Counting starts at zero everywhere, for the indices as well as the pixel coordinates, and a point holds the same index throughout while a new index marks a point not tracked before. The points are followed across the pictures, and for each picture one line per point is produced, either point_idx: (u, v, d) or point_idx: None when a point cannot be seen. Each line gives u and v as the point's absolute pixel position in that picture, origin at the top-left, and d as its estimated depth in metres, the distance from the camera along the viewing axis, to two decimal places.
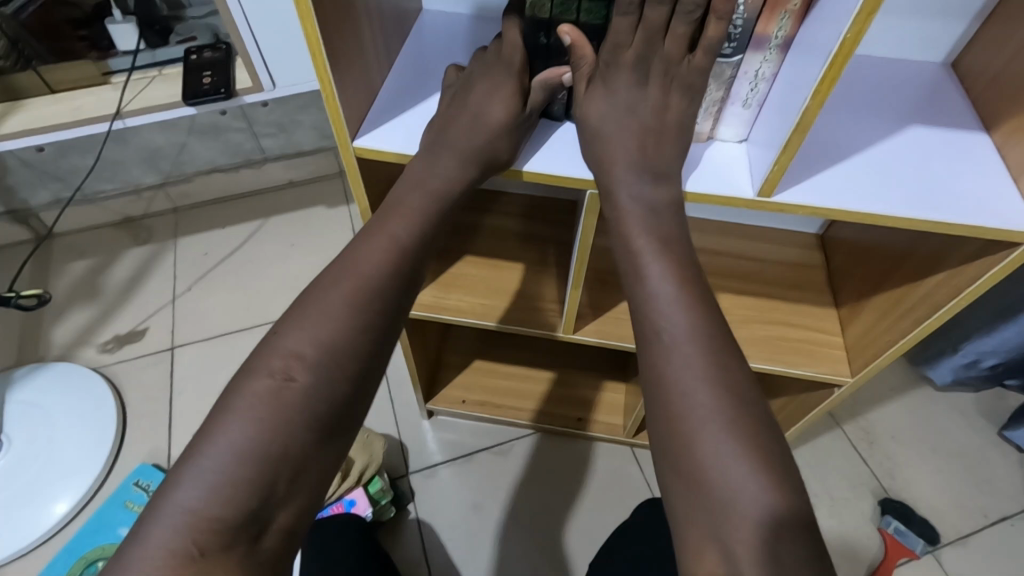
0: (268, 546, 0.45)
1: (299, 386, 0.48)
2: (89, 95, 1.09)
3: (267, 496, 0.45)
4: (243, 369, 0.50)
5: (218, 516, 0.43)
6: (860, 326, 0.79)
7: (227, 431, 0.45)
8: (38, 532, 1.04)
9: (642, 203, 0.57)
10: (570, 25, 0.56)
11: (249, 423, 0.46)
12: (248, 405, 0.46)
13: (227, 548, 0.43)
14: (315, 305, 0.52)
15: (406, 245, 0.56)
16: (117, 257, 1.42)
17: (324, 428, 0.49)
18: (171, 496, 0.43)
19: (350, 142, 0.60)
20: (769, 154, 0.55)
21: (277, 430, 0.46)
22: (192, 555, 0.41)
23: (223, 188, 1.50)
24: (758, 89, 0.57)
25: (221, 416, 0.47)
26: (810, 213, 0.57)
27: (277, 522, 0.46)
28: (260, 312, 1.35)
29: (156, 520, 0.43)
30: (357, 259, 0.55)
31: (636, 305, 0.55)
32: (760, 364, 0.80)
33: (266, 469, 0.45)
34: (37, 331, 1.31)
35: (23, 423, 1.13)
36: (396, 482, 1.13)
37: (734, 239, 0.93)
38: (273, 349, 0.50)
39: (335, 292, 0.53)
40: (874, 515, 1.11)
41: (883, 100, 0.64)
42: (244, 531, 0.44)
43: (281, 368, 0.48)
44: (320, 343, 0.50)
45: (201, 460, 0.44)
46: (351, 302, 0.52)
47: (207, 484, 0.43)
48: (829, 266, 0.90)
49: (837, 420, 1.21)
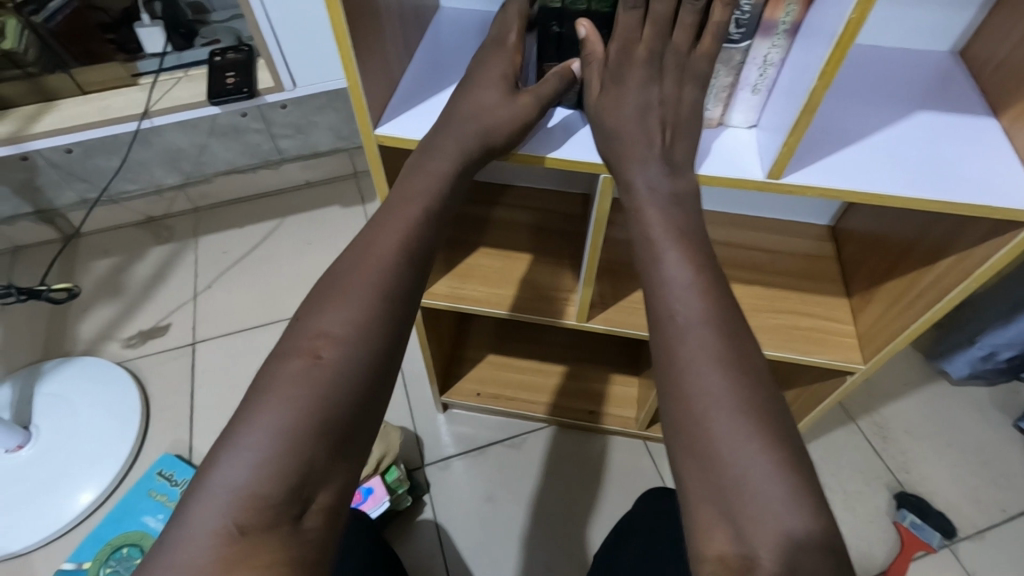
0: (312, 526, 0.46)
1: (327, 362, 0.50)
2: (118, 95, 1.13)
3: (308, 475, 0.46)
4: (273, 354, 0.51)
5: (261, 495, 0.44)
6: (872, 314, 0.79)
7: (265, 415, 0.46)
8: (66, 519, 1.07)
9: (655, 188, 0.58)
10: (585, 18, 0.59)
11: (284, 406, 0.47)
12: (282, 386, 0.48)
13: (270, 527, 0.44)
14: (346, 286, 0.54)
15: (424, 230, 0.58)
16: (140, 256, 1.46)
17: (355, 404, 0.50)
18: (210, 478, 0.45)
19: (372, 129, 0.63)
20: (778, 137, 0.57)
21: (308, 409, 0.47)
22: (234, 534, 0.43)
23: (242, 188, 1.54)
24: (767, 75, 0.58)
25: (257, 400, 0.48)
26: (819, 194, 0.58)
27: (318, 502, 0.47)
28: (279, 308, 1.38)
29: (198, 500, 0.44)
30: (371, 247, 0.56)
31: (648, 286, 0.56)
32: (773, 351, 0.81)
33: (307, 445, 0.46)
34: (64, 325, 1.35)
35: (50, 415, 1.17)
36: (412, 474, 1.14)
37: (744, 230, 0.94)
38: (306, 332, 0.52)
39: (351, 277, 0.54)
40: (889, 509, 1.11)
41: (891, 88, 0.65)
42: (287, 510, 0.45)
43: (309, 348, 0.51)
44: (346, 322, 0.52)
45: (239, 442, 0.46)
46: (376, 283, 0.54)
47: (247, 463, 0.45)
48: (840, 256, 0.90)
49: (850, 414, 1.21)
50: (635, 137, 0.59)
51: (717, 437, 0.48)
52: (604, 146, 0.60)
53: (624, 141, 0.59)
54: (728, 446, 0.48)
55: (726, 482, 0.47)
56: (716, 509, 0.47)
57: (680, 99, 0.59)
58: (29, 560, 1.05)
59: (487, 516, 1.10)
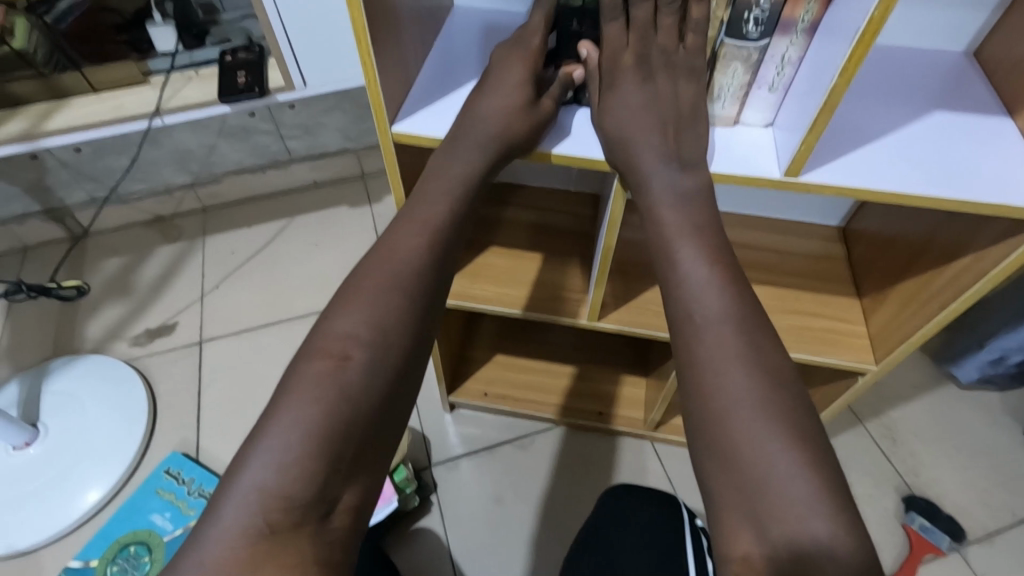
0: (337, 525, 0.46)
1: (356, 364, 0.50)
2: (130, 94, 1.14)
3: (333, 474, 0.46)
4: (298, 354, 0.51)
5: (289, 495, 0.44)
6: (884, 315, 0.79)
7: (291, 415, 0.46)
8: (73, 518, 1.07)
9: (672, 188, 0.58)
10: (589, 42, 0.63)
11: (314, 406, 0.47)
12: (309, 386, 0.48)
13: (298, 525, 0.44)
14: (366, 285, 0.54)
15: (440, 227, 0.58)
16: (148, 255, 1.47)
17: (379, 406, 0.50)
18: (239, 476, 0.45)
19: (390, 128, 0.63)
20: (795, 136, 0.57)
21: (335, 410, 0.47)
22: (264, 531, 0.43)
23: (250, 188, 1.54)
24: (784, 73, 0.58)
25: (285, 396, 0.48)
26: (836, 193, 0.58)
27: (345, 501, 0.47)
28: (286, 308, 1.38)
29: (230, 498, 0.44)
30: (396, 248, 0.56)
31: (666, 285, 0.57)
32: (801, 355, 0.80)
33: (336, 445, 0.46)
34: (72, 325, 1.35)
35: (58, 414, 1.17)
36: (419, 474, 1.14)
37: (754, 231, 0.94)
38: (327, 334, 0.51)
39: (372, 277, 0.54)
40: (898, 512, 1.11)
41: (906, 88, 0.65)
42: (315, 509, 0.45)
43: (337, 350, 0.50)
44: (371, 323, 0.52)
45: (268, 441, 0.45)
46: (394, 281, 0.54)
47: (274, 463, 0.45)
48: (851, 257, 0.90)
49: (858, 417, 1.21)
50: (649, 138, 0.59)
51: (745, 442, 0.48)
52: (615, 146, 0.60)
53: (633, 144, 0.59)
54: (755, 449, 0.48)
55: (749, 487, 0.47)
56: (744, 511, 0.47)
57: (679, 99, 0.59)
58: (38, 558, 1.05)
59: (494, 519, 1.10)
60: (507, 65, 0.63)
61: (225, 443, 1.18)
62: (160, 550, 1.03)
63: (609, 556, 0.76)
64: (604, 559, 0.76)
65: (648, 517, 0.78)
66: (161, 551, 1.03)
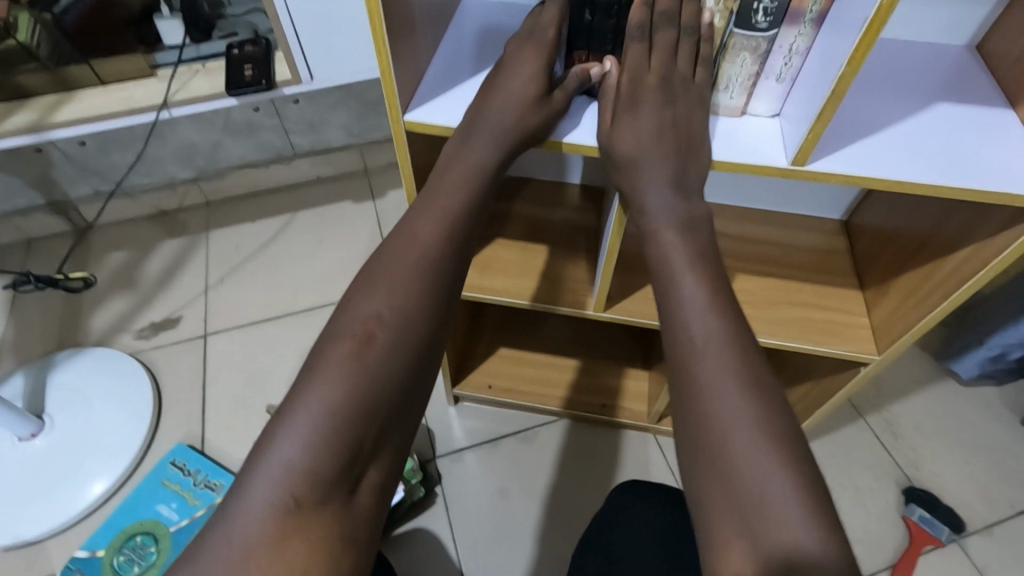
0: (361, 502, 0.47)
1: (381, 344, 0.51)
2: (137, 87, 1.14)
3: (357, 454, 0.47)
4: (323, 335, 0.52)
5: (316, 471, 0.45)
6: (886, 306, 0.80)
7: (318, 391, 0.47)
8: (79, 509, 1.07)
9: (669, 187, 0.59)
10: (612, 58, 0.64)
11: (338, 381, 0.48)
12: (336, 363, 0.48)
13: (323, 502, 0.45)
14: (390, 271, 0.55)
15: (459, 216, 0.59)
16: (152, 249, 1.47)
17: (402, 390, 0.51)
18: (269, 450, 0.45)
19: (401, 116, 0.64)
20: (802, 125, 0.58)
21: (359, 389, 0.48)
22: (291, 506, 0.44)
23: (254, 183, 1.54)
24: (792, 64, 0.59)
25: (314, 373, 0.48)
26: (842, 182, 0.59)
27: (368, 480, 0.48)
28: (290, 302, 1.39)
29: (257, 476, 0.45)
30: (415, 236, 0.57)
31: (664, 277, 0.57)
32: (768, 338, 0.82)
33: (361, 422, 0.47)
34: (76, 318, 1.35)
35: (64, 406, 1.17)
36: (425, 465, 1.15)
37: (759, 225, 0.95)
38: (351, 315, 0.52)
39: (396, 262, 0.55)
40: (899, 504, 1.12)
41: (911, 80, 0.66)
42: (340, 486, 0.46)
43: (363, 329, 0.51)
44: (395, 305, 0.53)
45: (296, 416, 0.46)
46: (415, 268, 0.55)
47: (303, 440, 0.45)
48: (854, 250, 0.91)
49: (859, 411, 1.22)
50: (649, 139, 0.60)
51: (725, 438, 0.49)
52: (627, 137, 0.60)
53: (638, 148, 0.60)
54: (740, 441, 0.49)
55: (748, 473, 0.48)
56: (729, 497, 0.48)
57: (689, 119, 0.60)
58: (45, 549, 1.06)
59: (498, 512, 1.11)
60: (520, 56, 0.63)
61: (231, 435, 1.18)
62: (167, 540, 1.04)
63: (615, 548, 0.76)
64: (611, 549, 0.77)
65: (657, 518, 0.78)
66: (168, 540, 1.04)
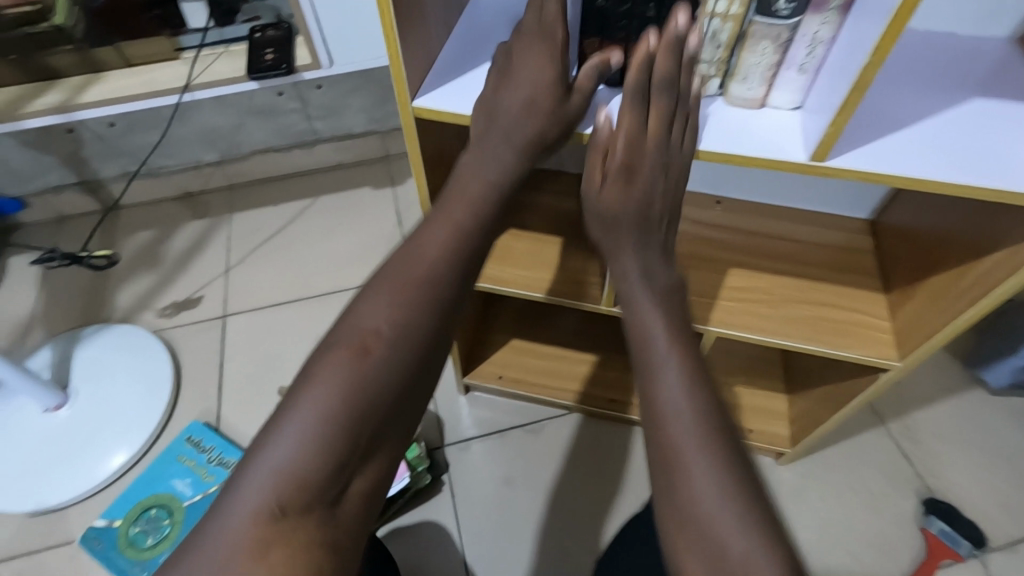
0: (347, 512, 0.47)
1: (378, 357, 0.50)
2: (161, 69, 1.16)
3: (345, 465, 0.47)
4: (323, 343, 0.52)
5: (303, 479, 0.45)
6: (910, 311, 0.77)
7: (311, 400, 0.47)
8: (99, 480, 1.10)
9: (650, 245, 0.60)
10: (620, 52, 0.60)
11: (332, 391, 0.47)
12: (332, 374, 0.48)
13: (309, 510, 0.45)
14: (393, 282, 0.54)
15: (467, 228, 0.58)
16: (176, 229, 1.50)
17: (395, 402, 0.50)
18: (260, 456, 0.46)
19: (410, 102, 0.63)
20: (823, 118, 0.55)
21: (353, 400, 0.47)
22: (277, 512, 0.44)
23: (276, 167, 1.56)
24: (815, 54, 0.57)
25: (310, 380, 0.48)
26: (863, 179, 0.57)
27: (355, 487, 0.48)
28: (307, 285, 1.40)
29: (247, 480, 0.45)
30: (421, 248, 0.56)
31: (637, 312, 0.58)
32: (709, 325, 0.82)
33: (351, 434, 0.47)
34: (102, 294, 1.39)
35: (87, 379, 1.20)
36: (432, 453, 1.15)
37: (779, 221, 0.92)
38: (352, 325, 0.52)
39: (400, 274, 0.55)
40: (917, 515, 1.08)
41: (945, 73, 0.63)
42: (326, 496, 0.46)
43: (361, 341, 0.51)
44: (396, 319, 0.52)
45: (288, 425, 0.46)
46: (418, 281, 0.54)
47: (293, 449, 0.45)
48: (879, 251, 0.88)
49: (880, 417, 1.18)
50: (635, 196, 0.59)
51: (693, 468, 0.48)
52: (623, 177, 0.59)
53: (627, 207, 0.60)
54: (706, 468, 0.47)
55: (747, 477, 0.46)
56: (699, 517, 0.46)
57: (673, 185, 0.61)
58: (65, 517, 1.09)
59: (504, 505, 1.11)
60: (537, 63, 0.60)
61: (246, 414, 1.21)
62: (181, 513, 1.06)
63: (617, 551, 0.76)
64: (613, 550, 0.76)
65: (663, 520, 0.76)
66: (181, 514, 1.06)
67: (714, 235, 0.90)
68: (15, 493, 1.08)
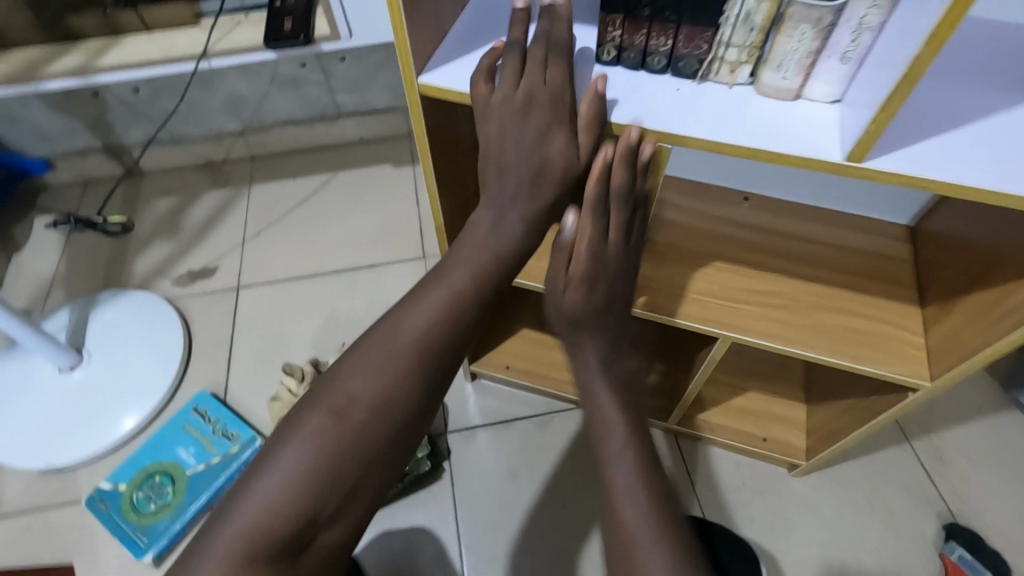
0: (309, 565, 0.49)
1: (355, 421, 0.51)
2: (180, 35, 1.14)
3: (311, 523, 0.49)
4: (308, 396, 0.54)
5: (269, 533, 0.47)
6: (948, 328, 0.71)
7: (285, 458, 0.49)
8: (109, 442, 1.11)
9: (606, 345, 0.64)
10: (603, 79, 0.56)
11: (306, 450, 0.50)
12: (308, 435, 0.50)
13: (272, 562, 0.47)
14: (381, 350, 0.55)
15: (461, 293, 0.59)
16: (197, 198, 1.50)
17: (367, 466, 0.52)
18: (234, 507, 0.48)
19: (416, 78, 0.60)
20: (864, 113, 0.50)
21: (325, 464, 0.49)
22: (241, 564, 0.46)
23: (298, 140, 1.55)
24: (860, 41, 0.51)
25: (290, 434, 0.51)
26: (903, 183, 0.51)
27: (323, 538, 0.50)
28: (322, 261, 1.39)
29: (220, 528, 0.48)
30: (411, 316, 0.57)
31: (598, 405, 0.62)
32: (645, 310, 0.78)
33: (317, 497, 0.49)
34: (123, 259, 1.40)
35: (101, 342, 1.21)
36: (435, 440, 1.14)
37: (809, 222, 0.86)
38: (335, 387, 0.53)
39: (389, 343, 0.56)
40: (937, 539, 1.02)
41: (1009, 67, 0.56)
42: (289, 551, 0.48)
43: (341, 404, 0.52)
44: (378, 387, 0.53)
45: (263, 479, 0.49)
46: (404, 347, 0.55)
47: (262, 503, 0.48)
48: (917, 261, 0.81)
49: (905, 433, 1.12)
50: (596, 301, 0.63)
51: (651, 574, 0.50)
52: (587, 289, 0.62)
53: (585, 315, 0.64)
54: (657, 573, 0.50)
55: None
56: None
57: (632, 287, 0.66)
58: (75, 477, 1.10)
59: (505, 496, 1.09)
60: (545, 134, 0.58)
61: (253, 388, 1.21)
62: (184, 482, 1.07)
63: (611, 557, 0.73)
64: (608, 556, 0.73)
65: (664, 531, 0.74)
66: (184, 483, 1.06)
67: (735, 233, 0.84)
68: (27, 450, 1.10)
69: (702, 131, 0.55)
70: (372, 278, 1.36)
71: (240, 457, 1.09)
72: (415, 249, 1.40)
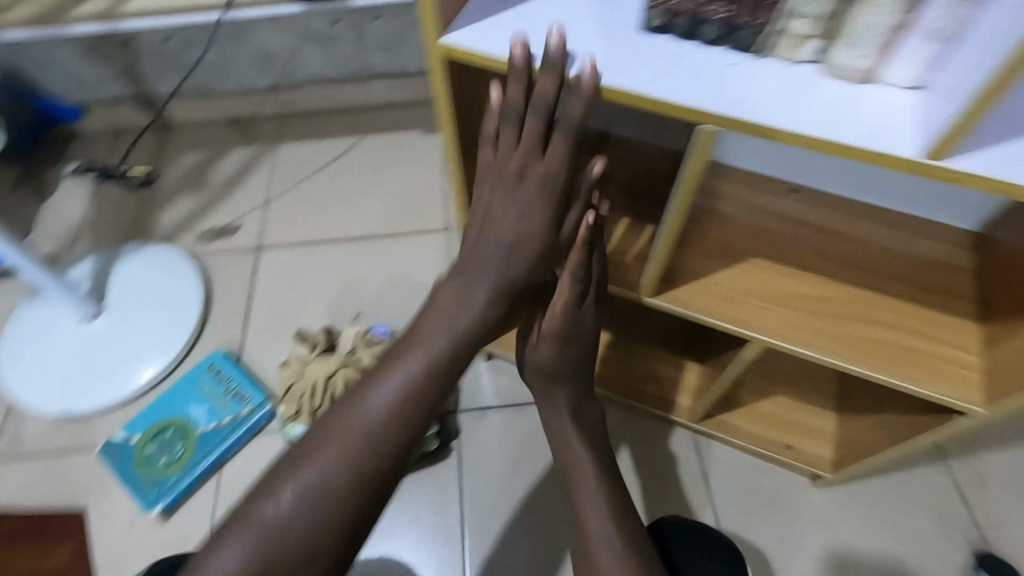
0: None
1: (293, 516, 0.56)
2: None
3: None
4: (260, 485, 0.59)
5: None
6: (1008, 353, 0.65)
7: (229, 551, 0.56)
8: (123, 395, 1.12)
9: (574, 398, 0.81)
10: (600, 163, 0.63)
11: (248, 545, 0.56)
12: (251, 530, 0.56)
13: None
14: (326, 443, 0.59)
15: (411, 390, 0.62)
16: (223, 154, 1.48)
17: (306, 554, 0.57)
18: None
19: (438, 38, 0.56)
20: (948, 107, 0.43)
21: (264, 558, 0.55)
22: None
23: (327, 100, 1.50)
24: (955, 17, 0.43)
25: (238, 525, 0.57)
26: (981, 187, 0.46)
27: None
28: (343, 227, 1.36)
29: None
30: (360, 409, 0.61)
31: (573, 455, 0.79)
32: (651, 296, 0.76)
33: None
34: (148, 212, 1.40)
35: (121, 295, 1.20)
36: (446, 418, 1.11)
37: (860, 219, 0.77)
38: (279, 478, 0.58)
39: (334, 439, 0.59)
40: (964, 566, 0.97)
41: None
42: None
43: (282, 498, 0.57)
44: (321, 482, 0.57)
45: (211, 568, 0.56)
46: (348, 446, 0.59)
47: None
48: (981, 271, 0.73)
49: (940, 452, 1.05)
50: (564, 359, 0.76)
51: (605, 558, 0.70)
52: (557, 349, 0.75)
53: (555, 367, 0.77)
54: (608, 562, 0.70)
55: None
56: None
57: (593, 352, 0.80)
58: (92, 425, 1.12)
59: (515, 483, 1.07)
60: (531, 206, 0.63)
61: (268, 351, 1.20)
62: (194, 441, 1.06)
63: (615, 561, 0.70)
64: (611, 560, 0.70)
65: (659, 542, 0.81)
66: (194, 441, 1.06)
67: (774, 226, 0.77)
68: (46, 396, 1.11)
69: (749, 116, 0.49)
70: (393, 247, 1.33)
71: (250, 420, 1.08)
72: (439, 220, 1.36)
